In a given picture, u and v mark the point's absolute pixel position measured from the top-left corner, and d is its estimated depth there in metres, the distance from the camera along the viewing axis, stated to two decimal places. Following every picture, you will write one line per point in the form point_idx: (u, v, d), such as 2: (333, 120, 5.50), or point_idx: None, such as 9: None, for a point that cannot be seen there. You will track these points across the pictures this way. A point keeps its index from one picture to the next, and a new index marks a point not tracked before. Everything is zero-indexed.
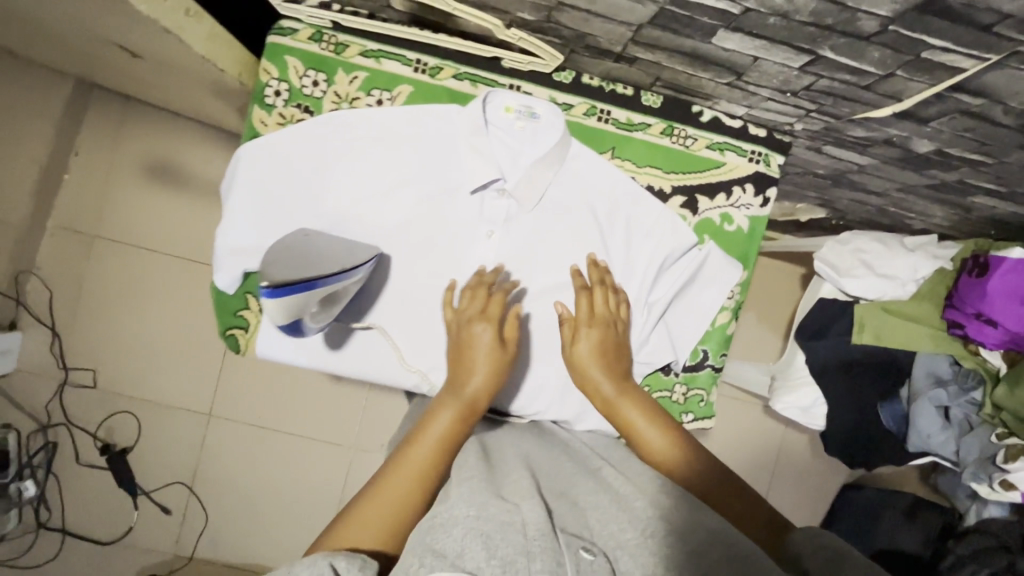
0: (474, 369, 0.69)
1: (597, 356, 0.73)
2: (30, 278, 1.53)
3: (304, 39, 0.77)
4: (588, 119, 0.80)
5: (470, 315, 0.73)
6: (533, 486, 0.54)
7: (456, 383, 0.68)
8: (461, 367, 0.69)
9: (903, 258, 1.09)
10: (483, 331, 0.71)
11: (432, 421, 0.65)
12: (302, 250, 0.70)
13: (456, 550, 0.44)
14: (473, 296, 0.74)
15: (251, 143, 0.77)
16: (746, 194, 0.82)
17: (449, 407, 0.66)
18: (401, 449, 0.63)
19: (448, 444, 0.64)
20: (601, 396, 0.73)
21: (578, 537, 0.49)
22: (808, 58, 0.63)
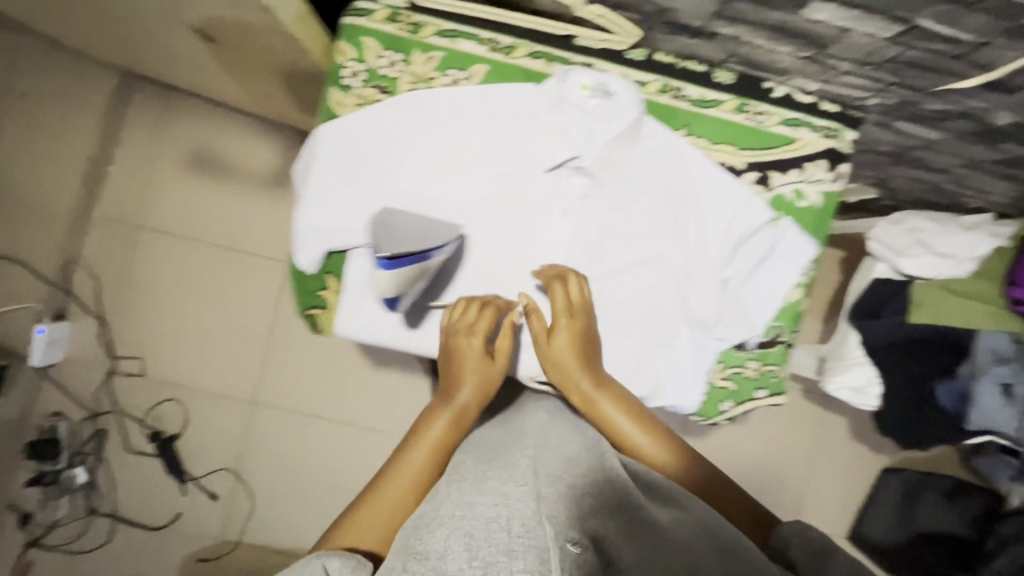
0: (463, 377, 0.72)
1: (572, 357, 0.73)
2: (77, 268, 1.56)
3: (381, 20, 0.77)
4: (662, 96, 0.80)
5: (460, 326, 0.74)
6: (520, 476, 0.52)
7: (448, 392, 0.72)
8: (452, 377, 0.72)
9: (960, 236, 1.09)
10: (471, 342, 0.73)
11: (427, 428, 0.69)
12: (390, 228, 0.74)
13: (440, 550, 0.44)
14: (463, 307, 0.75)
15: (329, 124, 0.77)
16: (820, 169, 0.82)
17: (442, 414, 0.70)
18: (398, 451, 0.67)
19: (442, 449, 0.67)
20: (579, 395, 0.73)
21: (567, 527, 0.48)
22: (901, 28, 0.63)
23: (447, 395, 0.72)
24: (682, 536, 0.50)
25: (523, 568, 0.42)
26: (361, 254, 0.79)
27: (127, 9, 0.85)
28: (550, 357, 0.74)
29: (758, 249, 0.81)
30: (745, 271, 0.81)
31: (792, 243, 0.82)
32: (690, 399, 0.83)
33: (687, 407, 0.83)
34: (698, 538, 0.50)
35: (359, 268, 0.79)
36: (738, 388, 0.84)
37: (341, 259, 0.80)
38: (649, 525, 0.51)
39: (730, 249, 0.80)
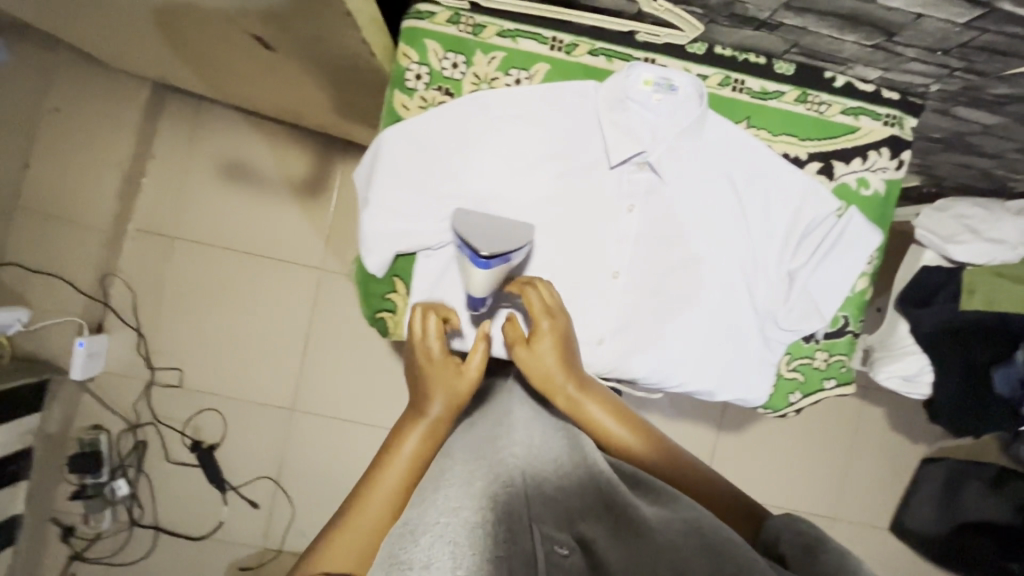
0: (435, 384, 0.64)
1: (551, 356, 0.67)
2: (114, 280, 1.57)
3: (443, 21, 0.78)
4: (723, 89, 0.80)
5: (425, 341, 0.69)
6: (501, 474, 0.45)
7: (420, 403, 0.63)
8: (425, 386, 0.64)
9: (1010, 222, 1.09)
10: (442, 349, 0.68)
11: (399, 445, 0.59)
12: (477, 223, 0.72)
13: (422, 562, 0.36)
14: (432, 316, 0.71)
15: (394, 127, 0.78)
16: (882, 157, 0.82)
17: (414, 429, 0.61)
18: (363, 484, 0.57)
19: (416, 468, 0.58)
20: (561, 397, 0.65)
21: (551, 531, 0.41)
22: (980, 12, 0.62)
23: (420, 408, 0.63)
24: (678, 538, 0.40)
25: None
26: (430, 256, 0.79)
27: (186, 21, 0.86)
28: (527, 358, 0.67)
29: (824, 238, 0.80)
30: (812, 262, 0.80)
31: (856, 233, 0.81)
32: (760, 392, 0.82)
33: (757, 399, 0.83)
34: (692, 538, 0.40)
35: (429, 270, 0.80)
36: (806, 379, 0.84)
37: (409, 261, 0.80)
38: (639, 524, 0.42)
39: (795, 239, 0.80)
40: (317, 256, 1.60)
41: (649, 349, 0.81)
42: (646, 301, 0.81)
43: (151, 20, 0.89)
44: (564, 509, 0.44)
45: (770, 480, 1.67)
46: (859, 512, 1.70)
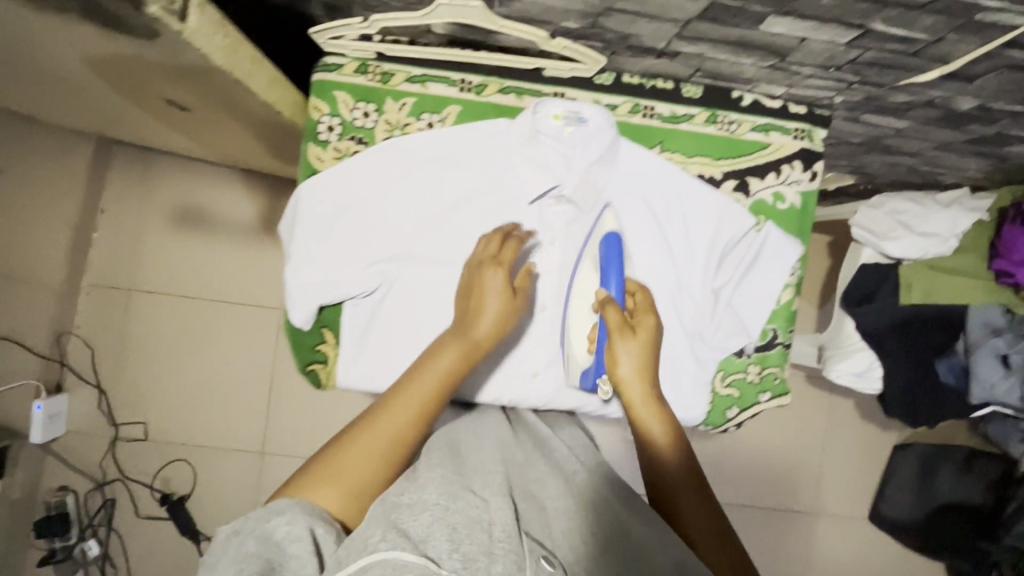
0: (487, 311, 0.69)
1: (636, 360, 0.69)
2: (71, 338, 1.55)
3: (351, 72, 0.78)
4: (634, 116, 0.82)
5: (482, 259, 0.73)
6: (499, 482, 0.53)
7: (466, 324, 0.68)
8: (472, 310, 0.69)
9: (940, 215, 1.11)
10: (498, 275, 0.71)
11: (436, 359, 0.64)
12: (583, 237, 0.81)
13: (421, 535, 0.44)
14: (488, 242, 0.75)
15: (310, 180, 0.79)
16: (795, 170, 0.84)
17: (452, 347, 0.65)
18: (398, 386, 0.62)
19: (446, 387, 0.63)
20: (634, 398, 0.67)
21: (540, 544, 0.48)
22: (857, 33, 0.64)
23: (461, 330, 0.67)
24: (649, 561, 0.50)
25: (504, 571, 0.43)
26: (357, 305, 0.80)
27: (100, 87, 0.86)
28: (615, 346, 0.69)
29: (747, 253, 0.82)
30: (736, 277, 0.83)
31: (777, 251, 0.83)
32: (698, 411, 0.83)
33: (694, 419, 0.83)
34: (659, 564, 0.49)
35: (357, 319, 0.80)
36: (742, 394, 0.85)
37: (335, 311, 0.81)
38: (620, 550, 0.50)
39: (718, 256, 0.82)
40: (277, 296, 1.59)
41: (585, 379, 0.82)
42: None
43: (66, 88, 0.89)
44: (549, 519, 0.52)
45: (748, 480, 1.68)
46: (839, 505, 1.71)
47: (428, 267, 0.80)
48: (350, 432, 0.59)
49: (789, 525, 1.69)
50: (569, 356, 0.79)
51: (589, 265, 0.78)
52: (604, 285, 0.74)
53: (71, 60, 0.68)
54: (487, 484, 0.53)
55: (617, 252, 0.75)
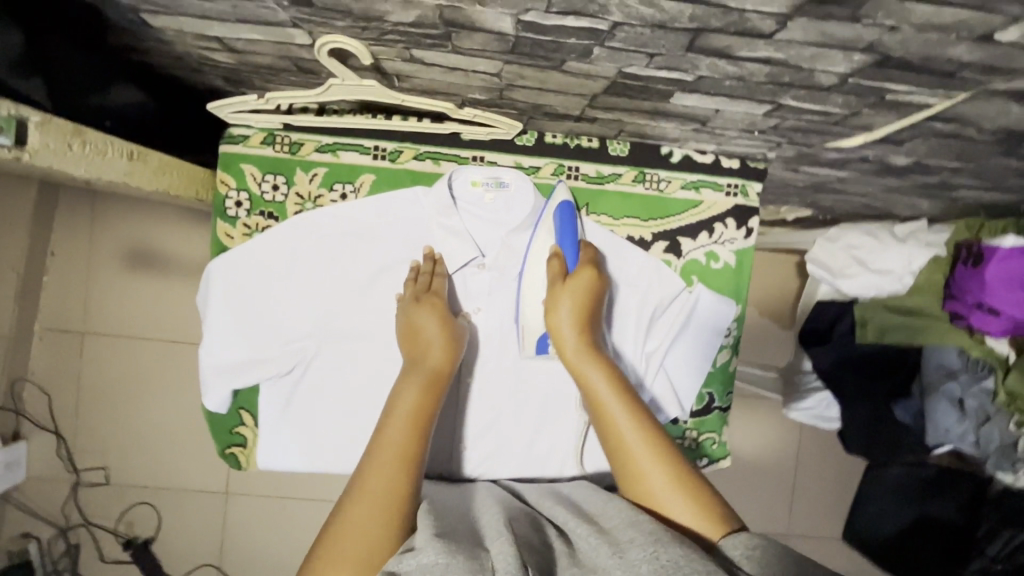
0: (434, 344, 0.70)
1: (571, 310, 0.70)
2: (26, 385, 1.52)
3: (257, 144, 0.75)
4: (558, 178, 0.78)
5: (411, 297, 0.73)
6: (492, 527, 0.54)
7: (416, 360, 0.68)
8: (420, 349, 0.69)
9: (895, 250, 1.07)
10: (431, 315, 0.71)
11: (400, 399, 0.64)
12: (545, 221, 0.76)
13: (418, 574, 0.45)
14: (416, 279, 0.75)
15: (218, 260, 0.75)
16: (729, 229, 0.80)
17: (413, 384, 0.66)
18: (376, 443, 0.61)
19: (423, 417, 0.64)
20: (566, 346, 0.69)
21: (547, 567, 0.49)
22: (770, 106, 0.61)
23: (415, 367, 0.68)
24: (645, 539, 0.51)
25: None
26: (273, 386, 0.77)
27: None
28: (549, 302, 0.71)
29: (680, 313, 0.79)
30: (670, 339, 0.79)
31: (711, 312, 0.79)
32: None
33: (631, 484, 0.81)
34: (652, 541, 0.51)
35: (274, 400, 0.77)
36: None
37: (252, 393, 0.78)
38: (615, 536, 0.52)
39: (648, 319, 0.79)
40: None
41: (512, 450, 0.80)
42: (507, 402, 0.80)
43: None
44: (553, 543, 0.53)
45: None
46: (814, 527, 1.68)
47: (346, 345, 0.76)
48: (348, 510, 0.55)
49: None
50: (523, 326, 0.76)
51: (544, 233, 0.76)
52: (557, 244, 0.75)
53: None
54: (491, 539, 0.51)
55: (570, 220, 0.75)
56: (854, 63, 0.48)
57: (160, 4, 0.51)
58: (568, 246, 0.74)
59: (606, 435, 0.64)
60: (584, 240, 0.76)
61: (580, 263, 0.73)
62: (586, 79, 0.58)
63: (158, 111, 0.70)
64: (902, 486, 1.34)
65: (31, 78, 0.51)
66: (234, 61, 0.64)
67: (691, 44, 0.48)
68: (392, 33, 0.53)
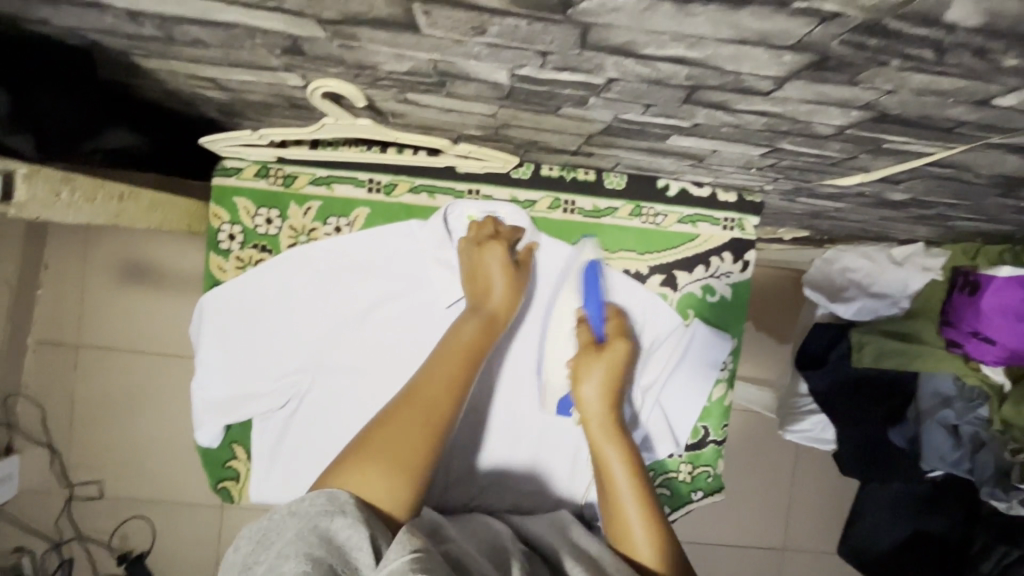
0: (495, 285, 0.72)
1: (601, 381, 0.71)
2: (19, 400, 1.52)
3: (251, 176, 0.74)
4: (554, 211, 0.78)
5: (480, 241, 0.74)
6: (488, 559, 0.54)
7: (479, 300, 0.71)
8: (481, 290, 0.72)
9: (892, 274, 1.07)
10: (496, 254, 0.73)
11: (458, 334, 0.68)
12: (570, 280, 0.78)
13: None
14: (482, 225, 0.75)
15: (212, 293, 0.75)
16: (725, 262, 0.80)
17: (470, 322, 0.69)
18: (420, 380, 0.64)
19: (475, 356, 0.68)
20: (591, 421, 0.70)
21: None
22: (767, 149, 0.60)
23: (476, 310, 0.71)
24: None
25: None
26: (265, 421, 0.76)
27: None
28: (581, 370, 0.72)
29: (676, 348, 0.79)
30: (664, 374, 0.79)
31: (704, 348, 0.79)
32: None
33: None
34: None
35: (267, 434, 0.77)
36: (674, 493, 0.82)
37: (244, 428, 0.78)
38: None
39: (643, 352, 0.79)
40: None
41: (507, 483, 0.79)
42: (500, 437, 0.79)
43: None
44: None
45: (716, 518, 1.67)
46: (809, 541, 1.69)
47: (337, 379, 0.76)
48: (379, 432, 0.60)
49: (757, 562, 1.67)
50: (546, 383, 0.78)
51: (571, 293, 0.77)
52: (585, 309, 0.77)
53: None
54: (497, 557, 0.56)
55: (597, 281, 0.77)
56: (851, 118, 0.48)
57: (151, 50, 0.51)
58: (594, 311, 0.76)
59: (609, 498, 0.65)
60: (612, 305, 0.78)
61: (610, 333, 0.75)
62: (582, 122, 0.58)
63: (153, 146, 0.69)
64: (897, 501, 1.34)
65: (18, 135, 0.50)
66: (227, 97, 0.64)
67: (688, 97, 0.47)
68: (387, 80, 0.52)
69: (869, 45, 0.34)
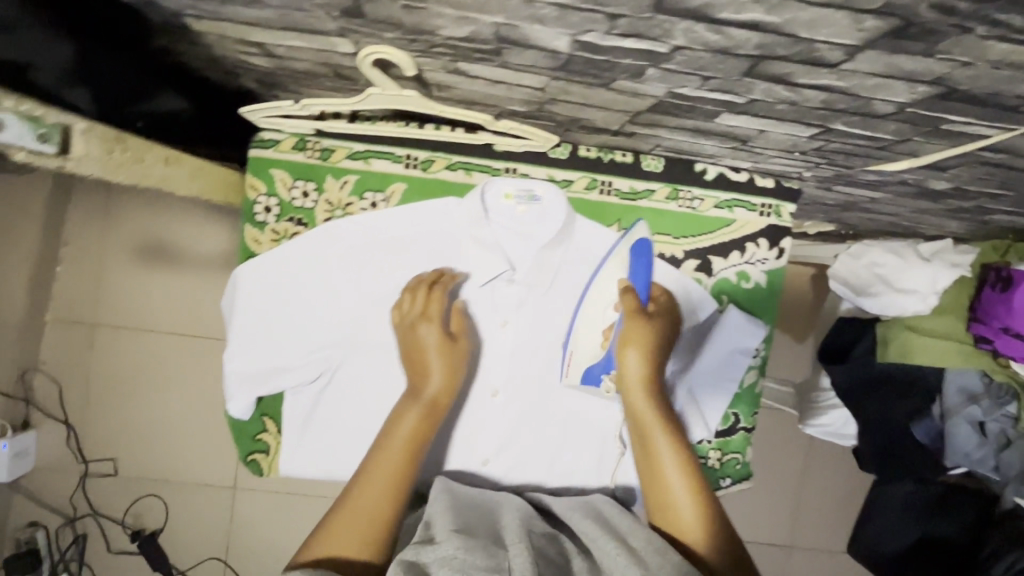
0: (433, 369, 0.72)
1: (643, 359, 0.72)
2: (37, 374, 1.52)
3: (288, 149, 0.74)
4: (591, 192, 0.77)
5: (413, 318, 0.73)
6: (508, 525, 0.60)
7: (416, 385, 0.72)
8: (416, 372, 0.72)
9: (920, 270, 1.04)
10: (433, 331, 0.72)
11: (398, 424, 0.70)
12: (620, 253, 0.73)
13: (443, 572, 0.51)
14: (414, 294, 0.73)
15: (247, 264, 0.74)
16: (761, 248, 0.79)
17: (413, 412, 0.71)
18: (365, 467, 0.67)
19: (417, 444, 0.70)
20: (631, 382, 0.72)
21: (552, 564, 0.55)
22: (818, 130, 0.59)
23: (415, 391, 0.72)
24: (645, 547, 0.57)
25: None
26: (297, 393, 0.76)
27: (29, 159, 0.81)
28: (626, 337, 0.72)
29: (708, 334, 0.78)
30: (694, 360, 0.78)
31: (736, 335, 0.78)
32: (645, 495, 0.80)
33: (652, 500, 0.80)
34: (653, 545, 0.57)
35: (299, 407, 0.76)
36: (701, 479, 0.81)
37: (276, 400, 0.77)
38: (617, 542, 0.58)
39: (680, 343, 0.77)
40: None
41: (537, 461, 0.79)
42: (530, 417, 0.78)
43: None
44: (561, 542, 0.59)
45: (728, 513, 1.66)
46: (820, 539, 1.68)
47: (370, 353, 0.76)
48: (335, 518, 0.63)
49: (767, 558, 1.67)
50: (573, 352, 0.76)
51: (616, 265, 0.73)
52: (629, 280, 0.73)
53: None
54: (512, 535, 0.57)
55: (648, 258, 0.73)
56: (916, 94, 0.47)
57: (205, 10, 0.50)
58: (641, 284, 0.73)
59: (647, 455, 0.70)
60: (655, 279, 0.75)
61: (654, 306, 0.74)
62: (632, 97, 0.57)
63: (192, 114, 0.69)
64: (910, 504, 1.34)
65: (77, 88, 0.51)
66: (270, 65, 0.63)
67: (750, 69, 0.47)
68: (441, 46, 0.51)
69: (959, 10, 0.34)
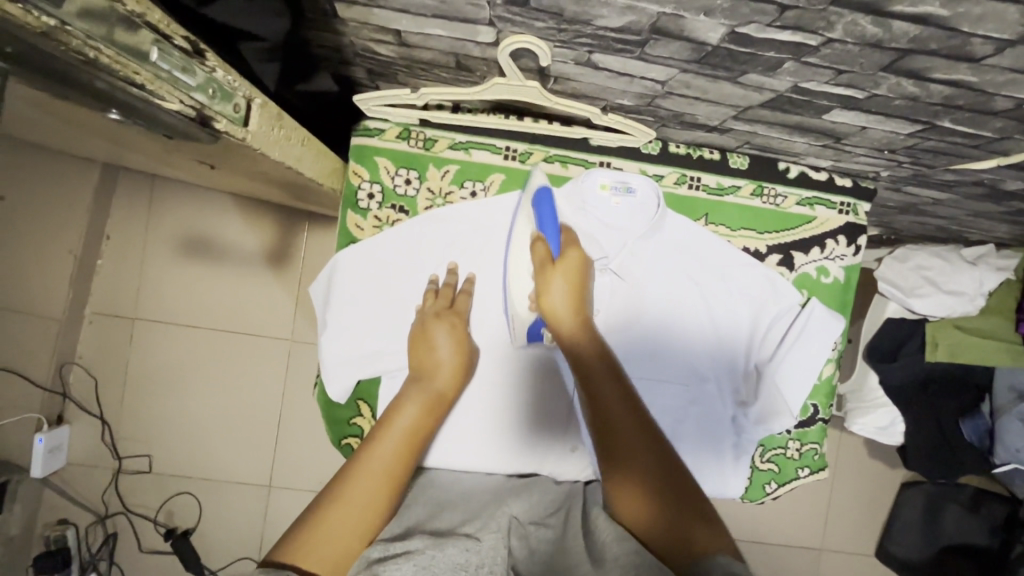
0: (445, 364, 0.71)
1: (565, 290, 0.72)
2: (73, 368, 1.50)
3: (393, 138, 0.77)
4: (679, 187, 0.80)
5: (433, 313, 0.74)
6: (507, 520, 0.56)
7: (423, 377, 0.70)
8: (430, 365, 0.70)
9: (968, 273, 1.07)
10: (448, 327, 0.73)
11: (399, 414, 0.65)
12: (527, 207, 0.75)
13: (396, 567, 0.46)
14: (437, 296, 0.75)
15: (348, 249, 0.76)
16: (840, 245, 0.83)
17: (416, 400, 0.67)
18: (362, 452, 0.61)
19: (417, 438, 0.65)
20: (560, 315, 0.70)
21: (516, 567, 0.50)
22: (921, 127, 0.63)
23: (420, 380, 0.70)
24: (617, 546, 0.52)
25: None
26: (393, 378, 0.77)
27: (127, 150, 0.82)
28: (541, 284, 0.71)
29: (631, 351, 0.81)
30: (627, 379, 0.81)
31: (650, 356, 0.81)
32: (735, 485, 0.83)
33: (723, 489, 0.83)
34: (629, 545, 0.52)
35: (394, 391, 0.78)
36: (780, 469, 0.85)
37: (372, 384, 0.78)
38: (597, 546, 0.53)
39: (717, 343, 0.81)
40: (285, 327, 1.54)
41: None
42: None
43: (86, 144, 0.85)
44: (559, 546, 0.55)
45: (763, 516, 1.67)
46: None
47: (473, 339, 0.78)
48: (325, 501, 0.55)
49: None
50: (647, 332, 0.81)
51: (525, 218, 0.76)
52: (539, 228, 0.74)
53: (105, 134, 0.64)
54: (485, 527, 0.53)
55: (550, 205, 0.73)
56: None
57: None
58: (549, 230, 0.74)
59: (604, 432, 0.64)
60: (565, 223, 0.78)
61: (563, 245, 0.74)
62: (752, 91, 0.60)
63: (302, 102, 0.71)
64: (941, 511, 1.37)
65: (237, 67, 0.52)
66: (395, 55, 0.65)
67: (889, 65, 0.50)
68: (586, 37, 0.54)
69: None
